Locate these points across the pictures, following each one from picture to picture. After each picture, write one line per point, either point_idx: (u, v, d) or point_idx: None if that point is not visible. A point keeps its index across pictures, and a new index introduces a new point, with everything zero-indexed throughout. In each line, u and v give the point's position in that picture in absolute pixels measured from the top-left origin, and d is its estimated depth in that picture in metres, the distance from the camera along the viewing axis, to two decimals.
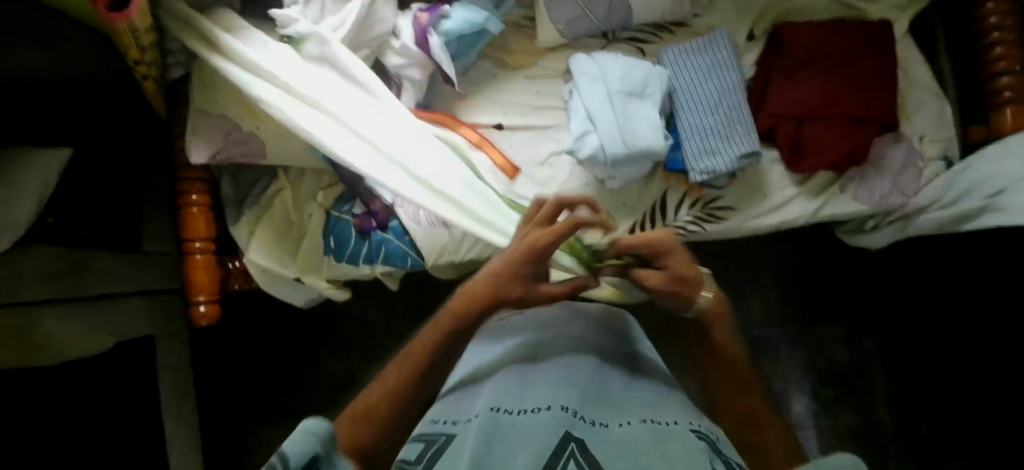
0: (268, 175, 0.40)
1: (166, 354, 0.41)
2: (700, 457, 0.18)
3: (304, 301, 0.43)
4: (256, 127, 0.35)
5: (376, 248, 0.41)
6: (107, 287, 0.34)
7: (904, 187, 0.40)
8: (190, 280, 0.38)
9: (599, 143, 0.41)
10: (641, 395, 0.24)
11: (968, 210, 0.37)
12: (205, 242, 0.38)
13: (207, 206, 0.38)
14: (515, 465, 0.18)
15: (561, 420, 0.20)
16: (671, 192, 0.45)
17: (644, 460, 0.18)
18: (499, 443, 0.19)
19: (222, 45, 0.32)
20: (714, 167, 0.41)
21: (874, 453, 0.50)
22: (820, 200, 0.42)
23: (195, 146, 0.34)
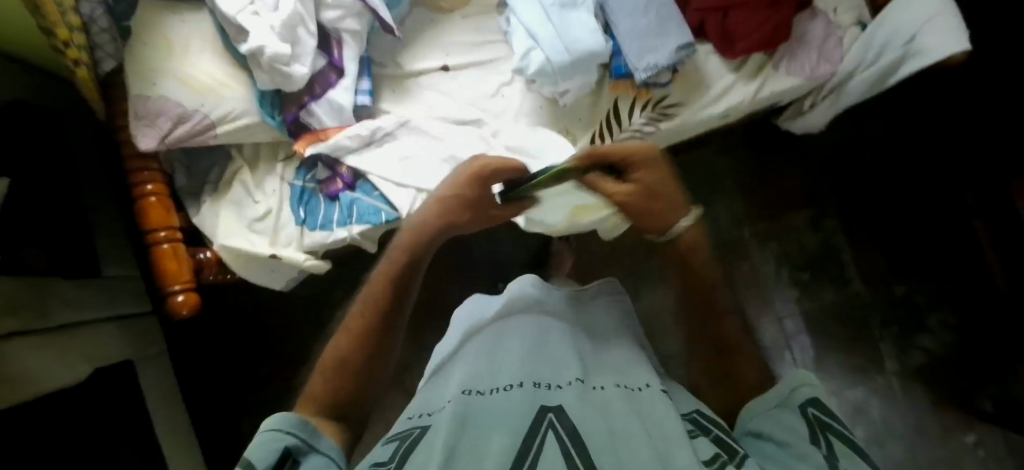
0: (221, 160, 0.47)
1: (103, 343, 0.51)
2: (612, 405, 0.28)
3: (285, 282, 0.48)
4: (200, 104, 0.42)
5: (347, 208, 0.45)
6: (61, 306, 0.47)
7: (829, 54, 0.47)
8: (161, 268, 0.41)
9: (544, 57, 0.42)
10: (567, 357, 0.32)
11: (891, 61, 0.44)
12: (169, 229, 0.42)
13: (164, 194, 0.42)
14: (490, 442, 0.26)
15: (527, 395, 0.29)
16: (621, 101, 0.47)
17: (604, 417, 0.27)
18: (470, 422, 0.27)
19: (171, 56, 0.42)
20: (655, 62, 0.43)
21: (855, 322, 0.61)
22: (756, 81, 0.47)
23: (143, 134, 0.41)
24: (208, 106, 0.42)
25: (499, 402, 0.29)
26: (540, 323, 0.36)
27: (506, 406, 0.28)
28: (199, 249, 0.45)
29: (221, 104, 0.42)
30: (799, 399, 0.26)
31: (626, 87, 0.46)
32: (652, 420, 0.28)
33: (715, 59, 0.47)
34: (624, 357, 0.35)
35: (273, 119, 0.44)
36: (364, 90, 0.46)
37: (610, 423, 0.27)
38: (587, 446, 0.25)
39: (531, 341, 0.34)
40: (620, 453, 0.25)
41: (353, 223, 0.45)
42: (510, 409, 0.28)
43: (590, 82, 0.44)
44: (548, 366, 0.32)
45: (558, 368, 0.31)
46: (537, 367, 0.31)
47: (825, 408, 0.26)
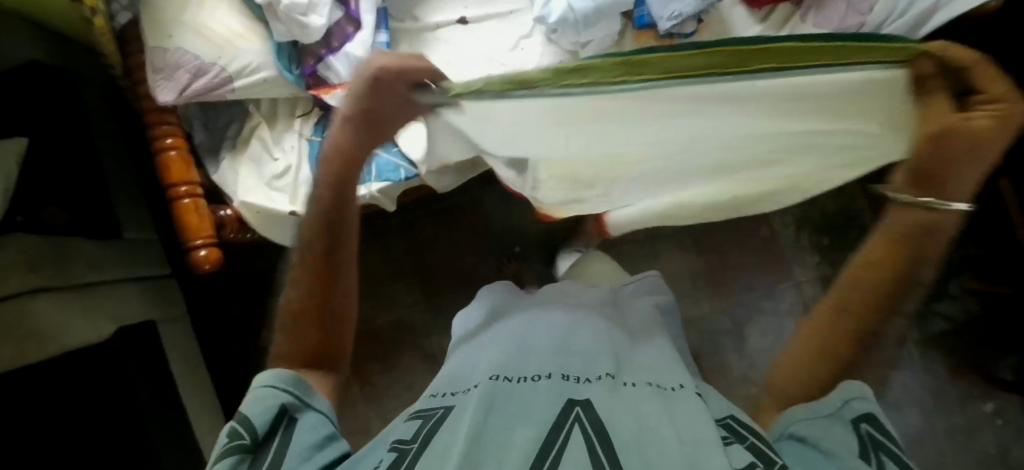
0: (237, 117, 0.46)
1: (128, 307, 0.52)
2: (650, 401, 0.27)
3: None
4: (217, 57, 0.41)
5: (366, 165, 0.45)
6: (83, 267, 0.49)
7: (858, 5, 0.45)
8: (183, 223, 0.41)
9: (566, 4, 0.41)
10: (594, 354, 0.32)
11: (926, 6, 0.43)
12: (189, 184, 0.41)
13: (184, 149, 0.42)
14: (514, 434, 0.25)
15: (557, 388, 0.28)
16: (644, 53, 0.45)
17: (638, 415, 0.26)
18: (496, 409, 0.26)
19: (187, 11, 0.41)
20: (681, 10, 0.41)
21: None
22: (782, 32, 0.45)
23: (162, 87, 0.40)
24: (225, 59, 0.41)
25: (526, 391, 0.28)
26: (573, 319, 0.36)
27: (535, 395, 0.27)
28: (220, 206, 0.45)
29: (241, 57, 0.42)
30: (852, 414, 0.24)
31: (649, 37, 0.44)
32: (686, 419, 0.26)
33: (740, 10, 0.46)
34: (658, 359, 0.33)
35: (290, 74, 0.43)
36: (381, 43, 0.44)
37: (641, 421, 0.25)
38: (613, 443, 0.24)
39: (560, 339, 0.33)
40: (648, 455, 0.23)
41: (373, 180, 0.45)
42: (538, 399, 0.27)
43: (612, 32, 0.42)
44: (577, 361, 0.31)
45: (587, 365, 0.31)
46: (564, 363, 0.31)
47: (882, 427, 0.24)
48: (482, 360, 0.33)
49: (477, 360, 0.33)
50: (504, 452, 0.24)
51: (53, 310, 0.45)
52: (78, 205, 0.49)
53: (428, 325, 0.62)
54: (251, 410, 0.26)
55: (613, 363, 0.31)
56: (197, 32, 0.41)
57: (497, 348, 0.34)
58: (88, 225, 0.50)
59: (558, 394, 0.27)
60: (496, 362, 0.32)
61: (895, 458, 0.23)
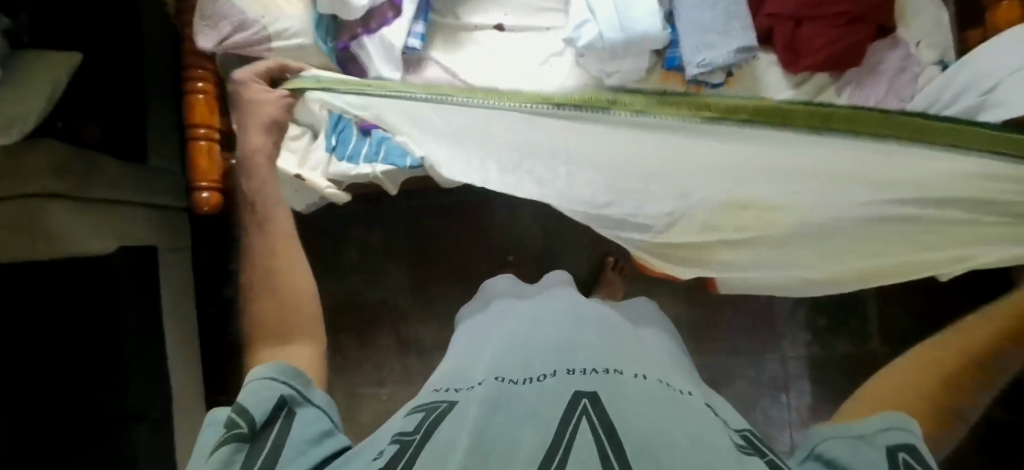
0: None
1: (141, 227, 0.55)
2: (662, 407, 0.24)
3: (304, 205, 0.51)
4: (262, 16, 0.43)
5: (376, 145, 0.47)
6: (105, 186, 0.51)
7: (900, 91, 0.44)
8: (192, 163, 0.44)
9: (598, 31, 0.41)
10: (598, 349, 0.29)
11: (969, 105, 0.40)
12: (209, 128, 0.44)
13: (212, 94, 0.44)
14: (519, 433, 0.22)
15: (563, 387, 0.25)
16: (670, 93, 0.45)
17: (648, 417, 0.23)
18: (497, 406, 0.24)
19: None
20: (711, 60, 0.42)
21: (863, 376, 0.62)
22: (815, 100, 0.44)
23: (205, 34, 0.43)
24: (268, 19, 0.44)
25: (526, 392, 0.25)
26: (584, 321, 0.33)
27: (530, 394, 0.25)
28: (233, 156, 0.48)
29: (282, 21, 0.44)
30: (888, 442, 0.22)
31: (676, 80, 0.45)
32: (691, 424, 0.23)
33: (777, 72, 0.45)
34: (659, 362, 0.31)
35: (325, 47, 0.45)
36: (416, 32, 0.46)
37: (652, 424, 0.22)
38: (624, 444, 0.21)
39: (567, 338, 0.31)
40: (663, 455, 0.21)
41: (379, 161, 0.46)
42: (535, 398, 0.25)
43: (637, 68, 0.43)
44: (578, 352, 0.29)
45: (590, 356, 0.29)
46: (569, 355, 0.28)
47: (919, 458, 0.21)
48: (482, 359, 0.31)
49: (473, 364, 0.31)
50: (510, 451, 0.21)
51: (72, 219, 0.47)
52: (111, 126, 0.53)
53: (412, 310, 0.63)
54: (246, 400, 0.25)
55: (615, 358, 0.29)
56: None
57: (496, 344, 0.32)
58: (117, 146, 0.53)
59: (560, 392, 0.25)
60: (496, 359, 0.29)
61: None
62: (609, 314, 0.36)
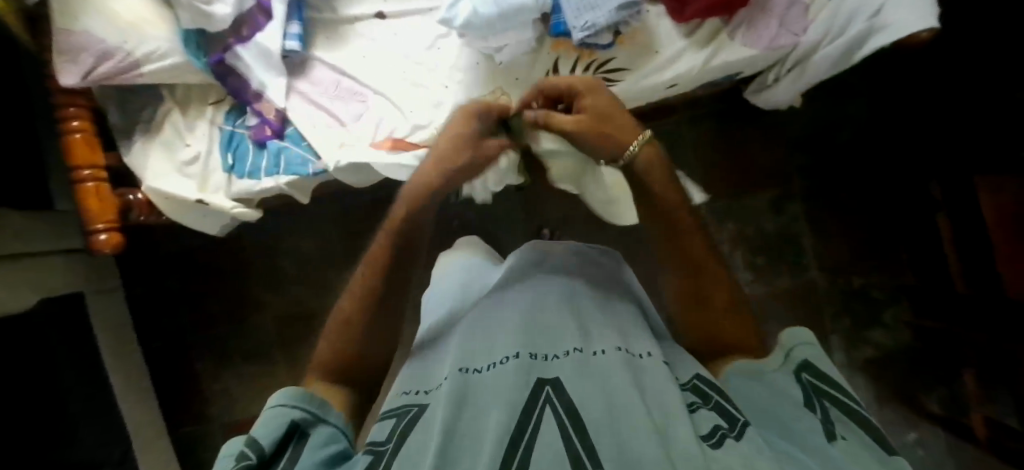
0: (150, 104, 0.55)
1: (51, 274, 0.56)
2: (613, 366, 0.31)
3: (215, 228, 0.58)
4: (125, 42, 0.49)
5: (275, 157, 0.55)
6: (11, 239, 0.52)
7: (792, 26, 0.53)
8: (85, 205, 0.51)
9: (472, 10, 0.50)
10: (566, 315, 0.35)
11: (860, 31, 0.50)
12: (90, 168, 0.50)
13: (87, 131, 0.51)
14: (489, 419, 0.28)
15: (523, 368, 0.31)
16: (562, 59, 0.56)
17: (609, 394, 0.28)
18: (469, 400, 0.30)
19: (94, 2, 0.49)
20: (593, 20, 0.51)
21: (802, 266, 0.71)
22: (707, 49, 0.54)
23: (70, 73, 0.49)
24: (131, 44, 0.50)
25: (491, 374, 0.31)
26: (537, 297, 0.37)
27: (496, 377, 0.31)
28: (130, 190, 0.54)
29: (146, 44, 0.50)
30: (797, 360, 0.32)
31: (565, 46, 0.56)
32: (653, 388, 0.30)
33: (667, 21, 0.55)
34: (627, 321, 0.36)
35: (200, 65, 0.52)
36: (291, 35, 0.56)
37: (611, 398, 0.28)
38: (583, 419, 0.27)
39: (525, 313, 0.36)
40: (620, 432, 0.26)
41: (280, 171, 0.54)
42: (503, 386, 0.30)
43: (523, 38, 0.53)
44: (547, 337, 0.34)
45: (566, 333, 0.34)
46: (542, 322, 0.35)
47: (816, 372, 0.31)
48: (448, 351, 0.36)
49: (449, 335, 0.39)
50: (477, 447, 0.27)
51: None
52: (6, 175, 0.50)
53: None
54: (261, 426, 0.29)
55: (591, 329, 0.35)
56: (103, 23, 0.49)
57: (451, 344, 0.37)
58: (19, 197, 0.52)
59: (532, 367, 0.31)
60: (472, 336, 0.36)
61: (832, 398, 0.30)
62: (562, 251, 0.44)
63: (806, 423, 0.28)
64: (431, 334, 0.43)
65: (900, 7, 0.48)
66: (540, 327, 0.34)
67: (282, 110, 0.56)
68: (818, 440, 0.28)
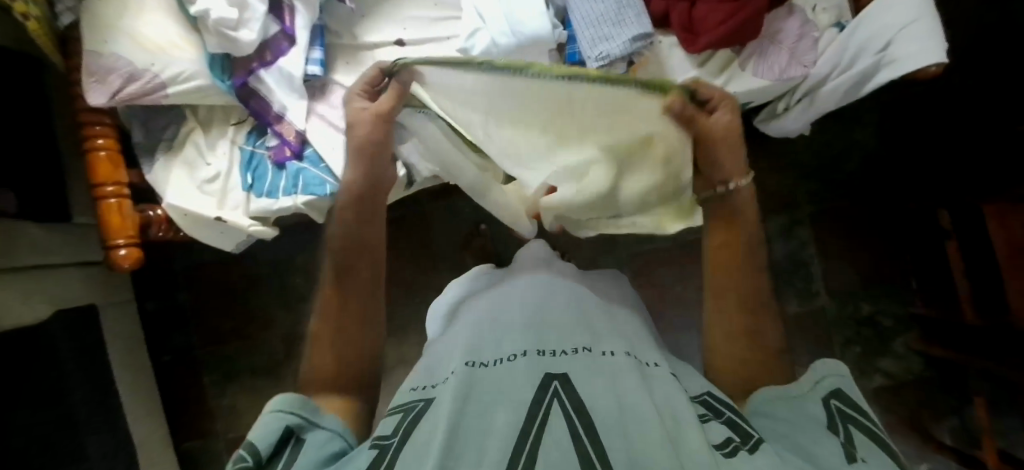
0: (175, 122, 0.57)
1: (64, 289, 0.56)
2: (622, 370, 0.37)
3: (234, 245, 0.59)
4: (151, 63, 0.51)
5: (294, 178, 0.56)
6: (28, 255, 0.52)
7: (803, 58, 0.55)
8: (106, 221, 0.52)
9: (490, 39, 0.53)
10: (570, 322, 0.42)
11: (869, 66, 0.53)
12: (115, 185, 0.52)
13: (112, 150, 0.53)
14: (496, 410, 0.33)
15: (531, 365, 0.37)
16: None
17: (617, 395, 0.34)
18: (474, 391, 0.35)
19: (122, 26, 0.51)
20: (607, 51, 0.53)
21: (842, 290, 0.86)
22: (720, 78, 0.55)
23: (97, 92, 0.50)
24: (159, 66, 0.51)
25: (498, 369, 0.37)
26: (538, 307, 0.44)
27: (508, 373, 0.36)
28: (149, 207, 0.56)
29: (170, 64, 0.52)
30: (825, 390, 0.36)
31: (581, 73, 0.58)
32: (662, 394, 0.36)
33: (680, 52, 0.56)
34: (625, 335, 0.44)
35: (224, 85, 0.54)
36: (313, 60, 0.57)
37: (621, 399, 0.34)
38: (593, 416, 0.32)
39: (528, 320, 0.42)
40: (631, 431, 0.32)
41: (299, 193, 0.55)
42: (516, 381, 0.35)
43: (540, 65, 0.55)
44: (553, 337, 0.40)
45: (568, 336, 0.40)
46: (546, 327, 0.42)
47: (843, 404, 0.35)
48: (451, 352, 0.42)
49: (450, 342, 0.45)
50: (488, 436, 0.32)
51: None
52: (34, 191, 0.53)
53: None
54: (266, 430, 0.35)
55: (592, 337, 0.41)
56: (127, 43, 0.51)
57: (456, 346, 0.42)
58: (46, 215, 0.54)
59: (540, 365, 0.37)
60: (481, 335, 0.42)
61: (854, 420, 0.34)
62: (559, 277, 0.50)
63: (828, 445, 0.32)
64: (433, 346, 0.48)
65: (906, 42, 0.51)
66: (542, 330, 0.41)
67: (301, 132, 0.56)
68: (837, 460, 0.31)
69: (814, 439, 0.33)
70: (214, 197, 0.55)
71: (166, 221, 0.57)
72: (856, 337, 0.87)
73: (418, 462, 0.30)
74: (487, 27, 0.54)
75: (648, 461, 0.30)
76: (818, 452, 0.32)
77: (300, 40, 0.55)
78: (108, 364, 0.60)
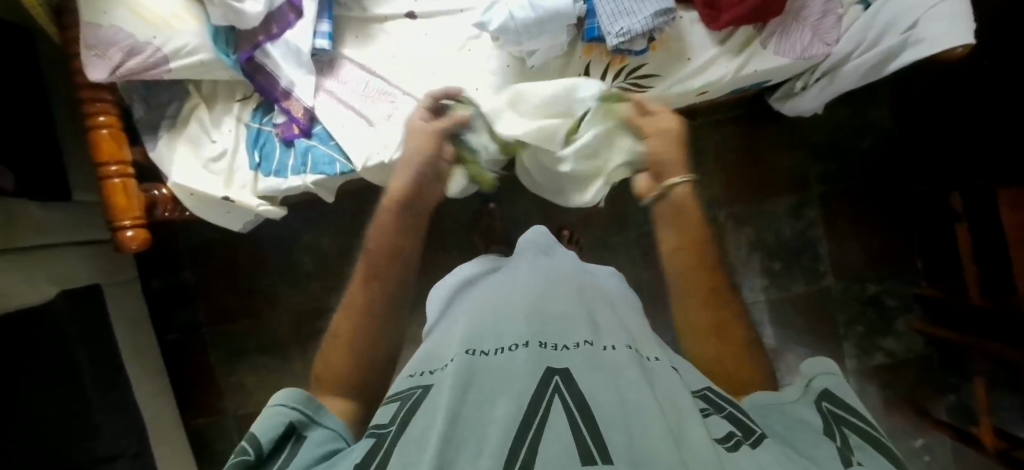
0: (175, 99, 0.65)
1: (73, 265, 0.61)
2: (624, 363, 0.37)
3: (242, 224, 0.68)
4: (154, 36, 0.56)
5: (302, 157, 0.64)
6: (41, 236, 0.57)
7: (828, 36, 0.63)
8: (112, 200, 0.58)
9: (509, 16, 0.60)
10: (573, 311, 0.42)
11: (894, 44, 0.61)
12: (120, 166, 0.58)
13: (114, 129, 0.58)
14: (495, 404, 0.34)
15: (530, 356, 0.37)
16: (596, 63, 0.66)
17: (619, 391, 0.35)
18: (473, 381, 0.36)
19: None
20: (628, 26, 0.60)
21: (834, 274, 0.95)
22: (738, 56, 0.65)
23: (97, 66, 0.55)
24: (159, 40, 0.57)
25: (498, 358, 0.38)
26: (537, 294, 0.44)
27: (512, 364, 0.37)
28: (155, 187, 0.63)
29: (168, 40, 0.57)
30: (821, 386, 0.39)
31: (597, 51, 0.65)
32: (663, 388, 0.37)
33: (700, 27, 0.65)
34: (629, 327, 0.44)
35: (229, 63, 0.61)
36: (322, 33, 0.65)
37: (622, 395, 0.34)
38: (593, 412, 0.33)
39: (530, 309, 0.42)
40: (632, 425, 0.32)
41: (307, 172, 0.64)
42: (515, 373, 0.36)
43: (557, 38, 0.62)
44: (555, 329, 0.40)
45: (573, 328, 0.41)
46: (551, 318, 0.42)
47: (837, 402, 0.38)
48: (451, 338, 0.43)
49: (450, 327, 0.45)
50: (486, 429, 0.32)
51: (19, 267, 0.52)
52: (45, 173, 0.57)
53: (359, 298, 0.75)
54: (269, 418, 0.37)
55: (595, 326, 0.41)
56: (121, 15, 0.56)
57: (456, 332, 0.43)
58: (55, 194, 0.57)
59: (544, 358, 0.37)
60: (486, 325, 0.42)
61: (847, 417, 0.37)
62: (561, 261, 0.51)
63: (826, 447, 0.34)
64: (433, 332, 0.49)
65: (928, 24, 0.58)
66: (549, 321, 0.41)
67: (309, 109, 0.65)
68: (834, 459, 0.33)
69: (811, 441, 0.35)
70: (221, 176, 0.62)
71: (171, 200, 0.64)
72: (860, 317, 0.96)
73: (418, 453, 0.31)
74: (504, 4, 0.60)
75: (649, 455, 0.30)
76: (811, 449, 0.34)
77: (306, 11, 0.64)
78: (113, 345, 0.62)
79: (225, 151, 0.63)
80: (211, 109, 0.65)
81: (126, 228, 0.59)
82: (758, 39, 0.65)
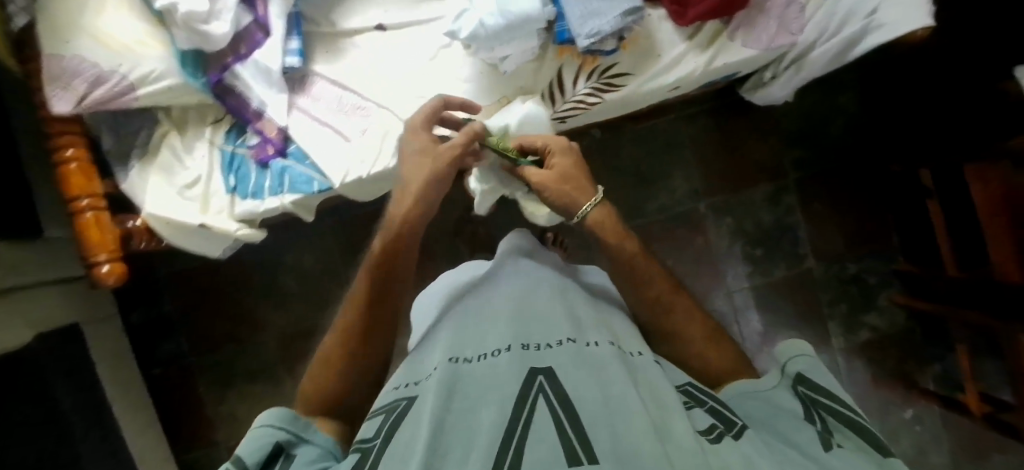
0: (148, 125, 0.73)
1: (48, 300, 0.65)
2: (603, 360, 0.42)
3: (221, 249, 0.77)
4: (116, 65, 0.65)
5: (278, 178, 0.72)
6: (17, 277, 0.61)
7: (792, 27, 0.66)
8: (86, 235, 0.65)
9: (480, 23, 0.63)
10: (556, 315, 0.48)
11: (858, 32, 0.63)
12: (92, 200, 0.64)
13: (81, 161, 0.65)
14: (480, 409, 0.38)
15: (513, 360, 0.42)
16: (568, 66, 0.70)
17: (599, 384, 0.39)
18: (457, 388, 0.40)
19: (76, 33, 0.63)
20: (597, 28, 0.63)
21: (801, 256, 1.05)
22: (706, 54, 0.67)
23: (63, 99, 0.63)
24: (124, 68, 0.65)
25: (481, 366, 0.42)
26: (518, 305, 0.49)
27: (495, 370, 0.41)
28: (131, 219, 0.70)
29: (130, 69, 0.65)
30: (795, 369, 0.43)
31: (569, 53, 0.69)
32: (639, 381, 0.42)
33: (667, 24, 0.68)
34: (612, 328, 0.49)
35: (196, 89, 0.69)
36: (292, 53, 0.73)
37: (605, 391, 0.38)
38: (572, 407, 0.37)
39: (511, 319, 0.48)
40: (614, 418, 0.36)
41: (286, 192, 0.72)
42: (500, 376, 0.41)
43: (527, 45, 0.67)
44: (536, 332, 0.45)
45: (551, 330, 0.46)
46: (530, 325, 0.47)
47: (809, 382, 0.42)
48: (436, 350, 0.47)
49: (436, 339, 0.50)
50: (472, 430, 0.36)
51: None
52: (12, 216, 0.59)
53: None
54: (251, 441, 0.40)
55: (579, 327, 0.46)
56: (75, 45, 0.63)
57: (441, 342, 0.48)
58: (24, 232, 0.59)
59: (523, 360, 0.41)
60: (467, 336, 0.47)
61: (827, 397, 0.41)
62: (541, 269, 0.56)
63: (807, 431, 0.39)
64: (419, 344, 0.53)
65: (891, 12, 0.60)
66: (527, 328, 0.46)
67: (282, 129, 0.72)
68: (819, 447, 0.37)
69: (794, 426, 0.40)
70: (197, 203, 0.71)
71: (146, 231, 0.71)
72: (842, 296, 1.05)
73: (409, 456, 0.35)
74: (475, 12, 0.64)
75: (629, 447, 0.34)
76: (792, 432, 0.39)
77: (273, 31, 0.70)
78: (98, 382, 0.65)
79: (199, 177, 0.71)
80: (182, 134, 0.73)
81: (103, 263, 0.66)
82: (724, 32, 0.67)
